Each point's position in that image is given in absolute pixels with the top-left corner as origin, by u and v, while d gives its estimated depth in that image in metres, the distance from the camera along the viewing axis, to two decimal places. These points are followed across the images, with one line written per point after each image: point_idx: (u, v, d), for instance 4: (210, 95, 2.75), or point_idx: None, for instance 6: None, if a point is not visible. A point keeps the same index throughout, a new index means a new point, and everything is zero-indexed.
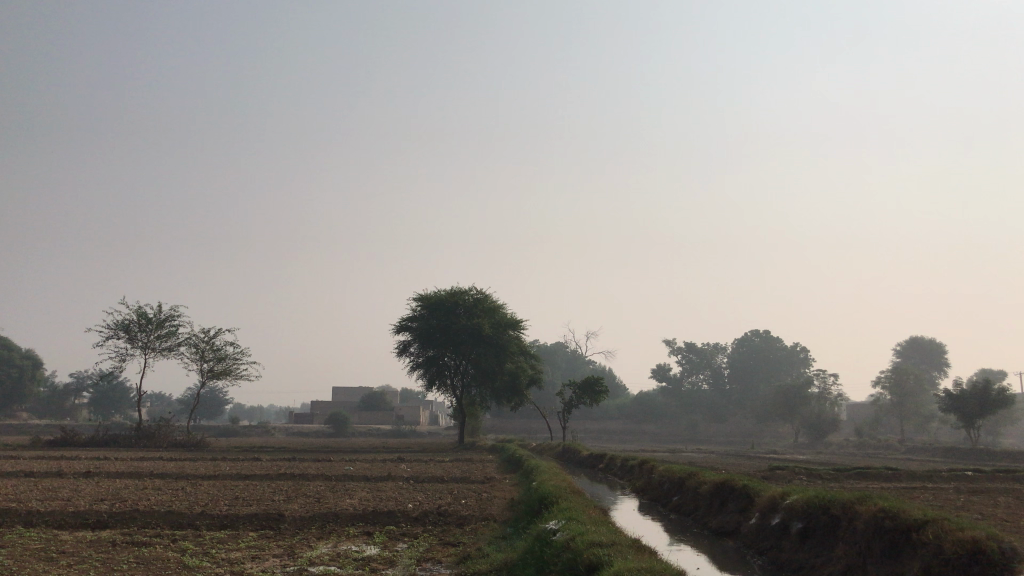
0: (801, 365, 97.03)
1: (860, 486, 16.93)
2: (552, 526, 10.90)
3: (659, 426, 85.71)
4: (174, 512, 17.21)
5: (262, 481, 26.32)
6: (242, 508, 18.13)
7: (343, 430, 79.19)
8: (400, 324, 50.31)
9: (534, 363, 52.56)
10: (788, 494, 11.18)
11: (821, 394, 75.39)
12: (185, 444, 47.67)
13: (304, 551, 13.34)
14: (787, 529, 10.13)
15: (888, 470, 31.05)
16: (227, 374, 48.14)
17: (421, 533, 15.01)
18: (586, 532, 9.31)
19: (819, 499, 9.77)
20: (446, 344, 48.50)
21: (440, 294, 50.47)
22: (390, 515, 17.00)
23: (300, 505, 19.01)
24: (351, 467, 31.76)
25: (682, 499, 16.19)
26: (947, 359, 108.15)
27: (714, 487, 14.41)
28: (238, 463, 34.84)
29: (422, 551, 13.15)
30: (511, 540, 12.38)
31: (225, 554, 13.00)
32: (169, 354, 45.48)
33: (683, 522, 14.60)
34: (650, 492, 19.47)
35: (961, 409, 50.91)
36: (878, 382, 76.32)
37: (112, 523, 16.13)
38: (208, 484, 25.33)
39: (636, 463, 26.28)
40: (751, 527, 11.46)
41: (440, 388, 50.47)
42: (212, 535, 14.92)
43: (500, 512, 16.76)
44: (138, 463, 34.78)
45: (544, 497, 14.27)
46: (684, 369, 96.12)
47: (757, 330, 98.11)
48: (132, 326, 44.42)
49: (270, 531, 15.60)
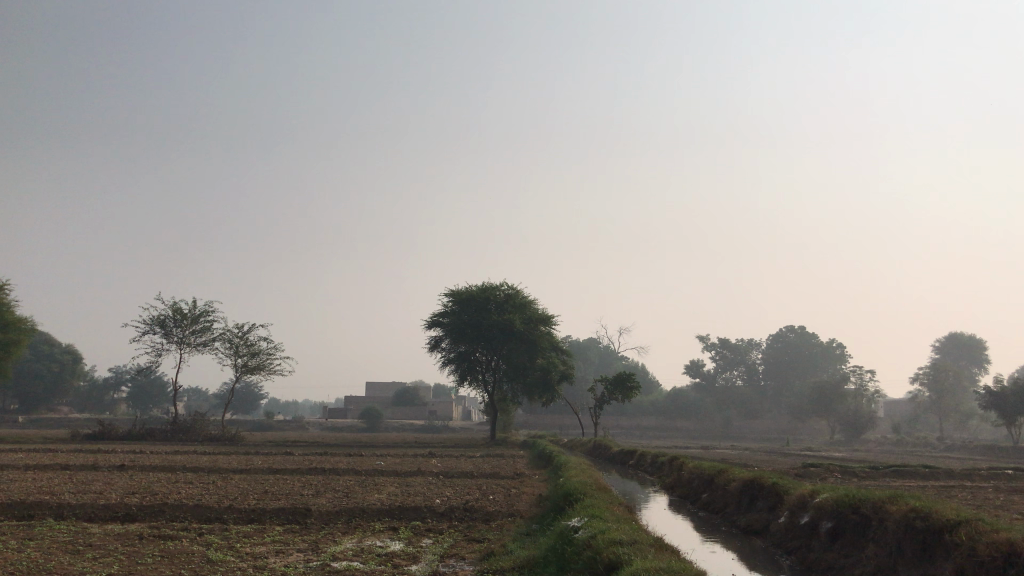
0: (838, 361, 95.71)
1: (895, 484, 16.54)
2: (574, 523, 10.73)
3: (692, 422, 85.03)
4: (202, 505, 17.32)
5: (293, 475, 26.45)
6: (270, 503, 18.17)
7: (376, 425, 79.63)
8: (431, 320, 50.36)
9: (566, 358, 52.37)
10: (817, 492, 10.92)
11: (858, 390, 74.28)
12: (220, 438, 48.19)
13: (328, 546, 13.28)
14: (817, 528, 9.87)
15: (926, 468, 30.49)
16: (261, 369, 48.54)
17: (446, 530, 14.90)
18: (608, 530, 9.11)
19: (848, 498, 9.50)
20: (477, 340, 48.46)
21: (471, 289, 50.44)
22: (416, 511, 16.93)
23: (328, 500, 19.01)
24: (382, 462, 31.88)
25: (711, 497, 15.93)
26: (987, 355, 106.05)
27: (743, 485, 14.16)
28: (270, 456, 35.11)
29: (446, 547, 13.03)
30: (535, 536, 12.24)
31: (250, 548, 13.00)
32: (204, 349, 45.96)
33: (711, 520, 14.36)
34: (680, 489, 19.23)
35: (1002, 406, 49.80)
36: (916, 378, 74.98)
37: (141, 516, 16.26)
38: (238, 478, 25.47)
39: (667, 459, 26.02)
40: (780, 526, 11.19)
41: (471, 384, 50.45)
42: (239, 529, 14.93)
43: (526, 509, 16.61)
44: (173, 456, 35.11)
45: (570, 493, 14.08)
46: (717, 365, 95.34)
47: (792, 326, 96.91)
48: (167, 321, 44.93)
49: (296, 525, 15.60)
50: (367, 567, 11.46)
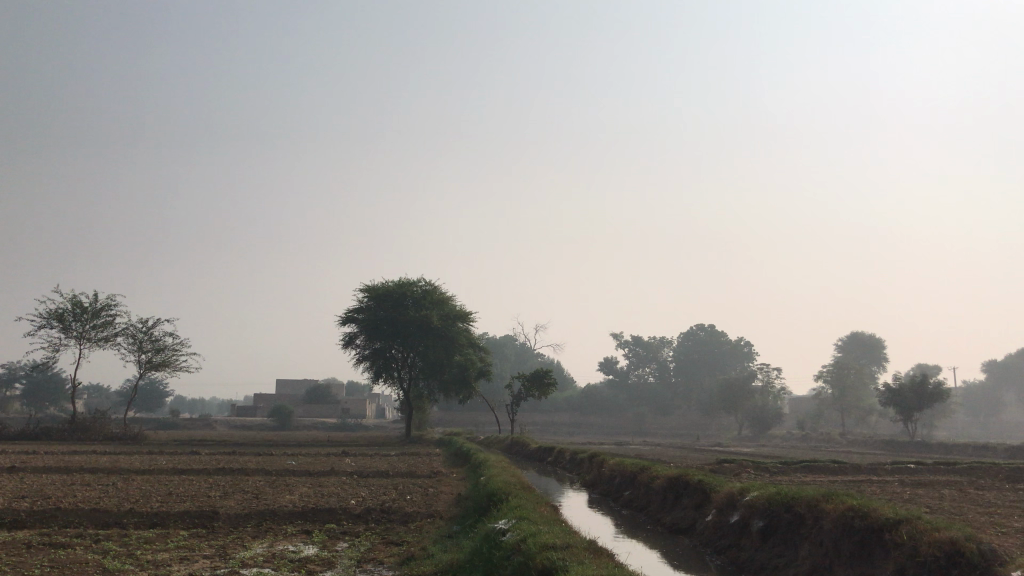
0: (745, 359, 98.04)
1: (811, 480, 16.75)
2: (500, 525, 10.31)
3: (605, 419, 85.86)
4: (99, 509, 16.22)
5: (200, 476, 25.27)
6: (175, 506, 17.15)
7: (288, 423, 77.76)
8: (346, 316, 49.21)
9: (483, 355, 51.95)
10: (747, 489, 10.78)
11: (765, 387, 76.15)
12: (122, 437, 46.03)
13: (237, 552, 12.50)
14: (747, 526, 9.70)
15: (833, 463, 31.31)
16: (166, 366, 46.57)
17: (363, 532, 14.31)
18: (538, 533, 8.72)
19: (779, 496, 9.36)
20: (393, 336, 47.55)
21: (387, 285, 49.46)
22: (330, 513, 16.23)
23: (236, 502, 18.12)
24: (294, 461, 30.84)
25: (634, 494, 15.78)
26: (885, 354, 110.51)
27: (668, 483, 13.98)
28: (176, 456, 33.68)
29: (363, 552, 12.44)
30: (457, 540, 11.77)
31: (151, 556, 12.11)
32: (106, 344, 43.80)
33: (635, 518, 14.14)
34: (601, 486, 19.06)
35: (900, 403, 51.69)
36: (819, 376, 77.48)
37: (31, 523, 15.07)
38: (139, 480, 24.13)
39: (585, 455, 25.92)
40: (708, 524, 11.03)
41: (386, 381, 49.52)
42: (139, 534, 13.99)
43: (446, 509, 16.14)
44: (70, 457, 33.30)
45: (492, 493, 13.64)
46: (630, 362, 96.63)
47: (702, 324, 98.57)
48: (66, 315, 42.61)
49: (202, 530, 14.73)
50: (278, 574, 10.76)
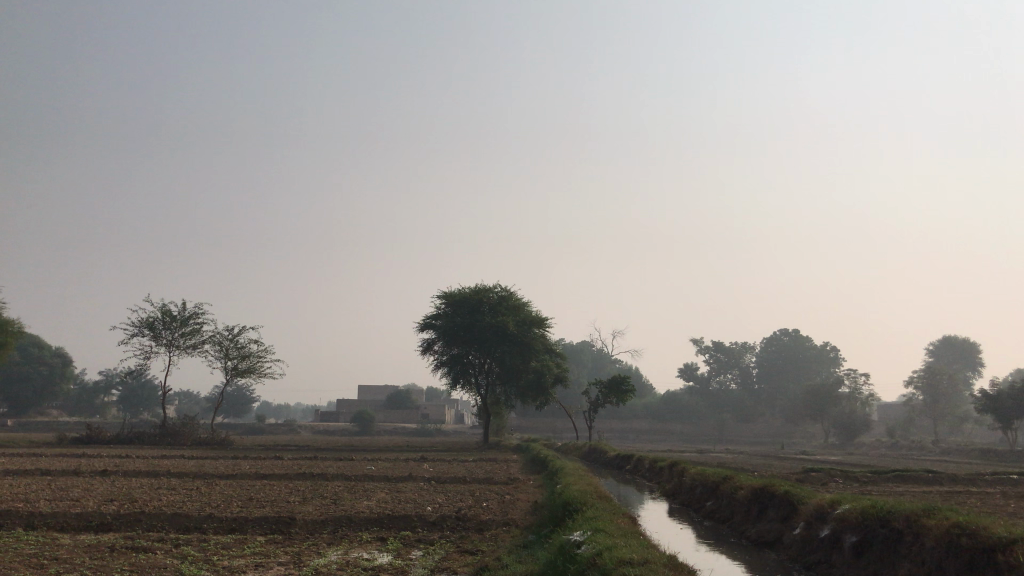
0: (831, 365, 94.99)
1: (904, 492, 15.93)
2: (575, 536, 9.95)
3: (686, 426, 84.33)
4: (181, 514, 16.50)
5: (281, 480, 25.67)
6: (254, 511, 17.28)
7: (368, 429, 78.79)
8: (424, 322, 49.51)
9: (560, 362, 51.46)
10: (839, 502, 10.14)
11: (852, 394, 73.55)
12: (209, 442, 47.27)
13: (311, 559, 12.45)
14: (839, 542, 9.09)
15: (928, 473, 29.88)
16: (251, 372, 47.62)
17: (438, 540, 14.13)
18: (614, 547, 8.33)
19: (874, 509, 8.74)
20: (470, 343, 47.58)
21: (464, 292, 49.57)
22: (406, 520, 16.10)
23: (314, 507, 18.18)
24: (374, 467, 31.11)
25: (716, 505, 15.21)
26: (980, 359, 105.70)
27: (753, 493, 13.39)
28: (260, 462, 34.32)
29: (437, 561, 12.25)
30: (532, 549, 11.49)
31: (227, 562, 12.12)
32: (194, 351, 45.02)
33: (717, 530, 13.59)
34: (682, 496, 18.46)
35: (998, 410, 49.09)
36: (910, 382, 74.44)
37: (116, 526, 15.40)
38: (224, 485, 24.60)
39: (666, 464, 25.30)
40: (795, 538, 10.43)
41: (464, 387, 49.63)
42: (219, 540, 14.14)
43: (523, 518, 15.83)
44: (160, 461, 34.31)
45: (568, 502, 13.28)
46: (712, 369, 94.17)
47: (785, 329, 96.01)
48: (156, 324, 44.01)
49: (279, 535, 14.79)
50: None
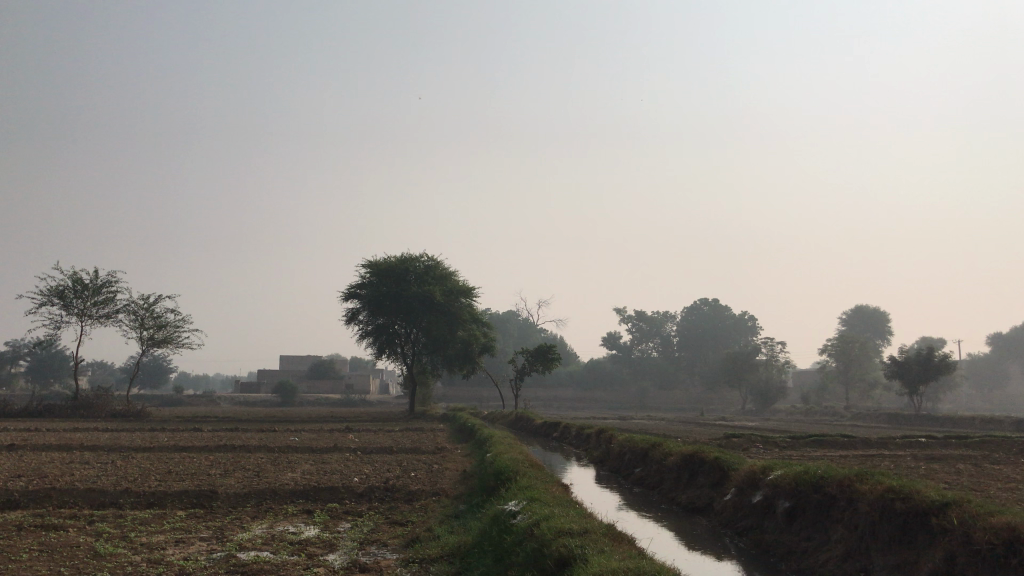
0: (750, 333, 97.50)
1: (824, 456, 16.30)
2: (510, 506, 9.81)
3: (609, 394, 85.60)
4: (95, 489, 15.76)
5: (200, 453, 24.89)
6: (174, 484, 16.69)
7: (291, 399, 77.61)
8: (349, 291, 48.67)
9: (487, 331, 51.27)
10: (770, 467, 10.24)
11: (769, 361, 75.67)
12: (124, 414, 45.72)
13: (235, 534, 11.99)
14: (771, 507, 9.19)
15: (844, 436, 30.92)
16: (169, 342, 46.13)
17: (366, 512, 13.83)
18: (553, 516, 8.17)
19: (807, 476, 8.82)
20: (396, 312, 46.99)
21: (390, 260, 48.84)
22: (333, 491, 15.77)
23: (236, 480, 17.69)
24: (297, 437, 30.54)
25: (646, 471, 15.28)
26: (889, 327, 109.99)
27: (682, 459, 13.49)
28: (179, 433, 33.28)
29: (366, 533, 11.95)
30: (464, 519, 11.32)
31: (146, 538, 11.59)
32: (107, 321, 43.35)
33: (647, 496, 13.67)
34: (610, 463, 18.57)
35: (906, 375, 51.06)
36: (824, 349, 76.97)
37: (25, 504, 14.61)
38: (141, 458, 23.69)
39: (593, 430, 25.43)
40: (727, 504, 10.51)
41: (390, 357, 49.08)
42: (136, 515, 13.53)
43: (452, 487, 15.66)
44: (72, 434, 33.01)
45: (501, 471, 13.14)
46: (634, 337, 95.96)
47: (706, 298, 98.01)
48: (66, 292, 42.14)
49: (200, 510, 14.26)
50: (278, 559, 10.25)
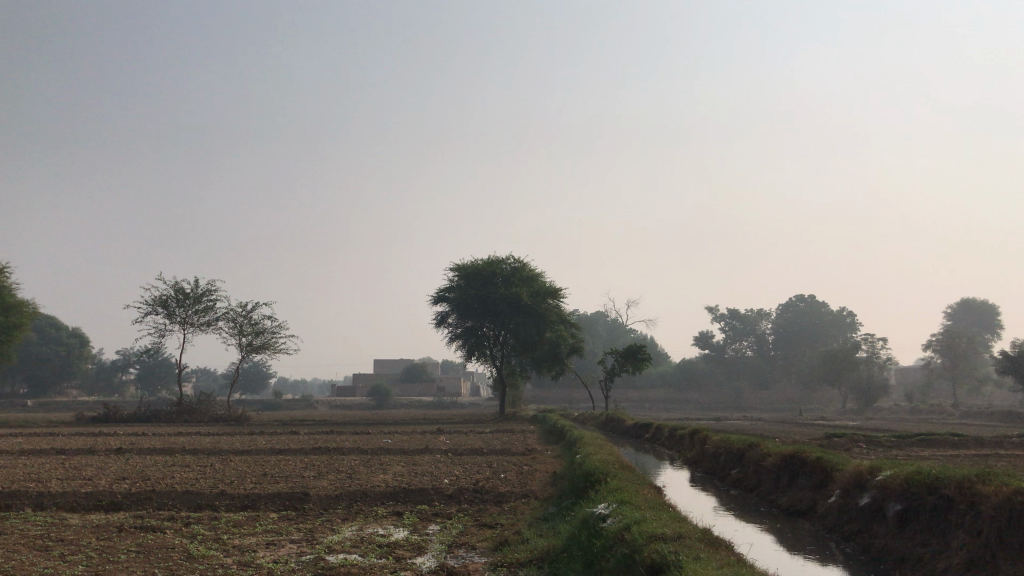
0: (849, 330, 94.18)
1: (933, 456, 15.37)
2: (600, 509, 9.46)
3: (702, 394, 83.94)
4: (193, 491, 16.13)
5: (295, 456, 25.32)
6: (268, 487, 16.94)
7: (384, 402, 78.83)
8: (437, 295, 49.11)
9: (575, 332, 50.84)
10: (879, 468, 9.58)
11: (870, 358, 72.81)
12: (225, 418, 47.15)
13: (325, 536, 11.99)
14: (880, 511, 8.58)
15: (955, 436, 29.26)
16: (266, 348, 47.38)
17: (455, 513, 13.70)
18: (644, 520, 7.78)
19: (920, 476, 8.20)
20: (484, 315, 47.15)
21: (477, 263, 49.05)
22: (423, 493, 15.70)
23: (328, 482, 17.85)
24: (390, 440, 30.78)
25: (743, 473, 14.67)
26: (1000, 321, 104.43)
27: (782, 459, 12.86)
28: (276, 437, 34.02)
29: (454, 535, 11.78)
30: (553, 523, 11.02)
31: (239, 540, 11.70)
32: (208, 329, 44.79)
33: (744, 499, 13.10)
34: (705, 464, 17.96)
35: (1019, 371, 48.17)
36: (929, 345, 73.56)
37: (127, 505, 15.05)
38: (239, 460, 24.28)
39: (687, 431, 24.71)
40: (832, 506, 9.90)
41: (479, 359, 49.23)
42: (230, 517, 13.76)
43: (542, 489, 15.39)
44: (175, 438, 34.17)
45: (590, 472, 12.78)
46: (726, 337, 92.87)
47: (801, 295, 95.14)
48: (170, 301, 43.74)
49: (293, 512, 14.39)
50: (366, 561, 10.15)
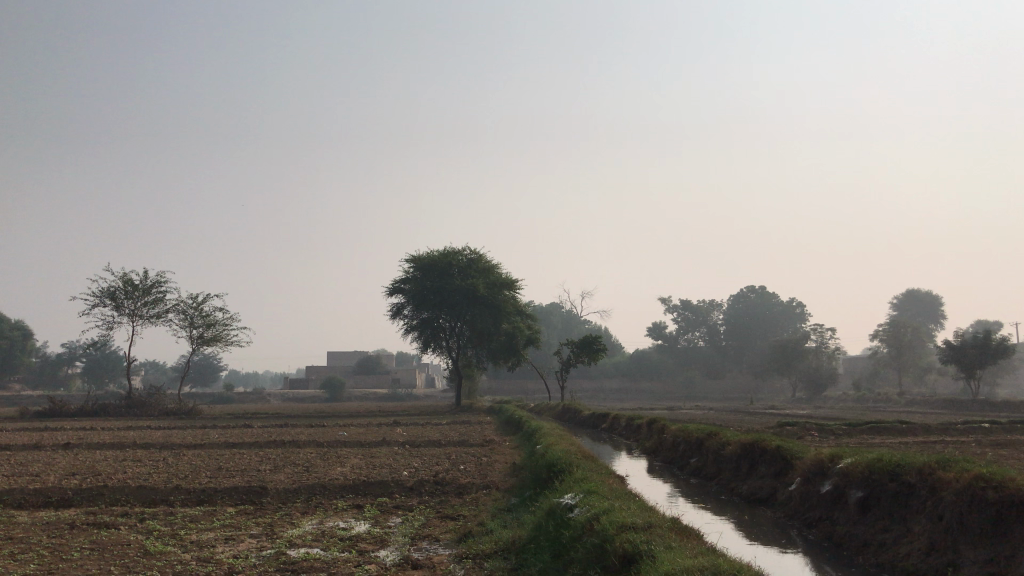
0: (798, 320, 95.84)
1: (886, 443, 15.68)
2: (567, 499, 9.44)
3: (656, 384, 84.74)
4: (147, 486, 15.75)
5: (250, 449, 24.93)
6: (224, 481, 16.62)
7: (339, 394, 78.12)
8: (393, 286, 48.76)
9: (531, 324, 50.91)
10: (839, 455, 9.72)
11: (819, 348, 74.17)
12: (176, 412, 46.29)
13: (285, 531, 11.80)
14: (842, 498, 8.70)
15: (902, 423, 29.88)
16: (218, 340, 46.63)
17: (417, 506, 13.60)
18: (612, 510, 7.79)
19: (881, 462, 8.33)
20: (440, 306, 46.95)
21: (433, 255, 48.79)
22: (382, 485, 15.55)
23: (286, 476, 17.58)
24: (346, 432, 30.50)
25: (703, 461, 14.80)
26: (943, 312, 107.19)
27: (742, 448, 13.00)
28: (230, 430, 33.50)
29: (417, 527, 11.69)
30: (517, 513, 11.02)
31: (196, 536, 11.45)
32: (158, 321, 43.89)
33: (705, 487, 13.25)
34: (664, 453, 18.09)
35: (962, 360, 49.46)
36: (876, 335, 75.25)
37: (78, 502, 14.65)
38: (190, 454, 23.84)
39: (644, 421, 24.89)
40: (793, 494, 10.04)
41: (435, 351, 49.05)
42: (186, 512, 13.47)
43: (503, 480, 15.35)
44: (124, 433, 33.44)
45: (553, 463, 12.79)
46: (680, 327, 93.84)
47: (752, 286, 96.54)
48: (118, 293, 42.75)
49: (250, 506, 14.15)
50: (328, 555, 10.01)
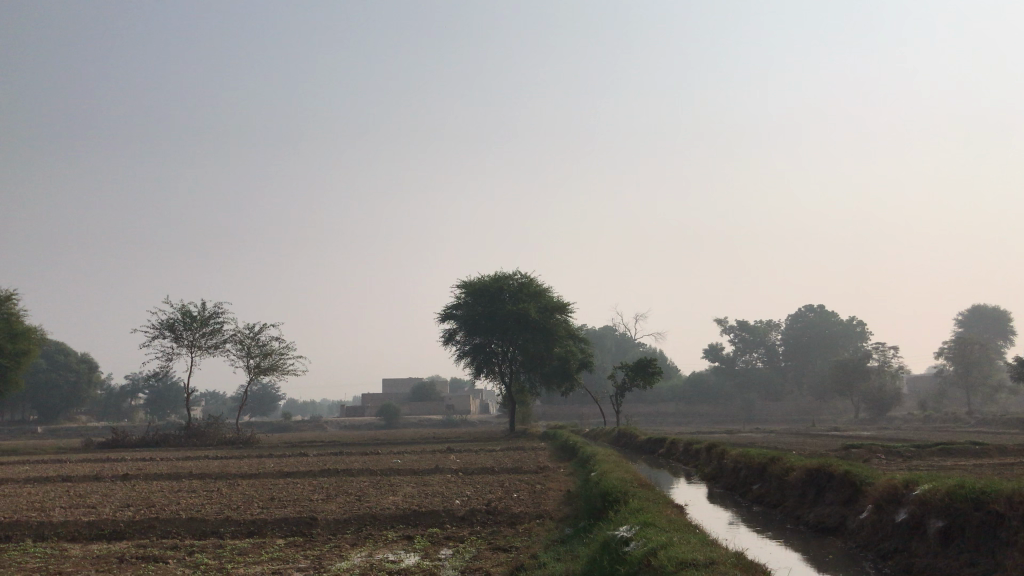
0: (859, 339, 93.28)
1: (959, 466, 14.83)
2: (623, 531, 8.96)
3: (713, 407, 83.10)
4: (198, 518, 15.62)
5: (304, 478, 24.83)
6: (275, 511, 16.47)
7: (394, 421, 78.22)
8: (445, 312, 48.71)
9: (584, 347, 50.31)
10: (914, 481, 9.08)
11: (881, 367, 71.95)
12: (234, 441, 46.67)
13: (333, 564, 11.51)
14: (921, 527, 8.08)
15: (975, 445, 28.53)
16: (275, 369, 46.97)
17: (468, 536, 13.21)
18: (671, 544, 7.31)
19: (962, 489, 7.72)
20: (492, 332, 46.69)
21: (484, 280, 48.62)
22: (434, 515, 15.19)
23: (337, 505, 17.34)
24: (400, 460, 30.26)
25: (765, 488, 14.15)
26: (1012, 327, 103.29)
27: (807, 474, 12.36)
28: (285, 459, 33.58)
29: (468, 560, 11.30)
30: (571, 545, 10.55)
31: (244, 570, 11.22)
32: (215, 351, 44.39)
33: (768, 515, 12.61)
34: (724, 480, 17.42)
35: None
36: (941, 352, 72.82)
37: (130, 534, 14.59)
38: (245, 484, 23.83)
39: (703, 445, 24.15)
40: (863, 523, 9.43)
41: (488, 376, 48.75)
42: (236, 544, 13.29)
43: (557, 509, 14.87)
44: (182, 462, 33.70)
45: (609, 491, 12.28)
46: (737, 348, 92.19)
47: (811, 305, 94.56)
48: (176, 325, 43.38)
49: (300, 538, 13.92)
50: None
